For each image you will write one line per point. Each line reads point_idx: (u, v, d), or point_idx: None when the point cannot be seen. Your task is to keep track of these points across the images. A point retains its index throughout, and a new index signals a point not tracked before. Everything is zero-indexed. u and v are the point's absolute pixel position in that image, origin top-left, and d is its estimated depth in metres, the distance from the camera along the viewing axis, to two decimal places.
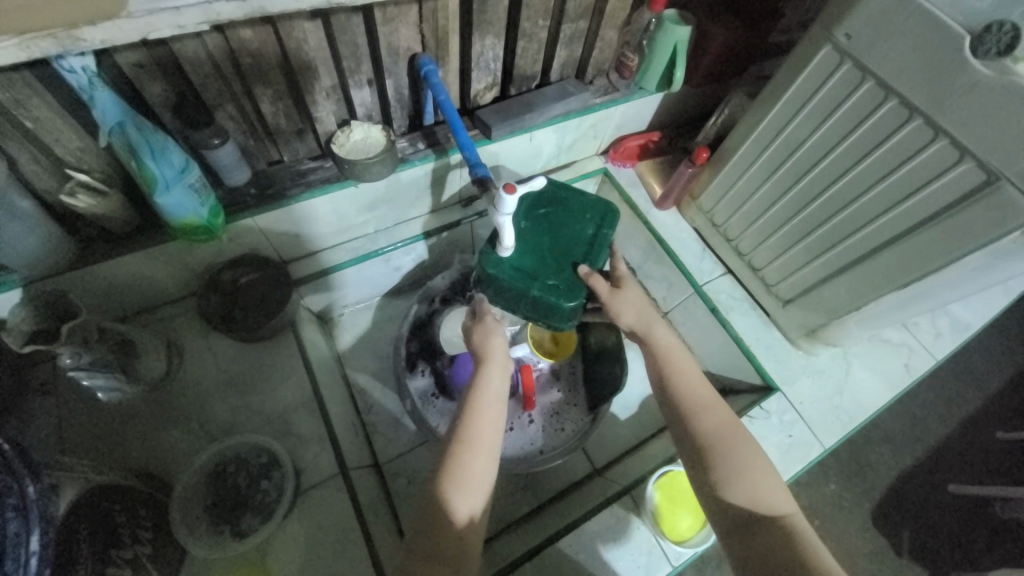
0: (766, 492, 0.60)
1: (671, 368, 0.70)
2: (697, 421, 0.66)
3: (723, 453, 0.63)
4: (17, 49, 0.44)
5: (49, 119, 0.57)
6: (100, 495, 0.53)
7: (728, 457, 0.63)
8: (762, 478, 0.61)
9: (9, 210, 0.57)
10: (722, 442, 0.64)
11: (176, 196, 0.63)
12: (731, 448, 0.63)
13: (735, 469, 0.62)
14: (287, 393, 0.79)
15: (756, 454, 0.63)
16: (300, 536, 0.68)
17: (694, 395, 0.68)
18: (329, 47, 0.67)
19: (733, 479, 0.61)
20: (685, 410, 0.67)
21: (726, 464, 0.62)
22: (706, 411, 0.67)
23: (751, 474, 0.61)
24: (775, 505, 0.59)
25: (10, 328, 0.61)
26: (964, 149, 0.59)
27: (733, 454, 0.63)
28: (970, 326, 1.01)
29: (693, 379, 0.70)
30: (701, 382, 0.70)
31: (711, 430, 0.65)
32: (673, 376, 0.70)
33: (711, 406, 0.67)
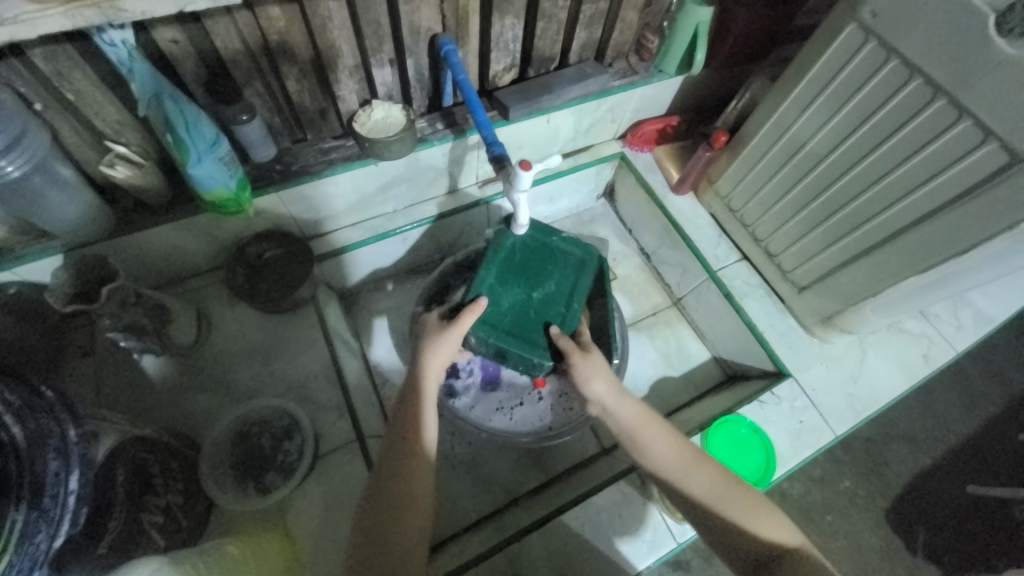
0: (770, 527, 0.61)
1: (641, 437, 0.67)
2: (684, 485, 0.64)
3: (721, 507, 0.62)
4: (64, 19, 0.46)
5: (90, 93, 0.60)
6: (135, 445, 0.57)
7: (726, 509, 0.62)
8: (763, 517, 0.61)
9: (54, 178, 0.60)
10: (716, 496, 0.63)
11: (207, 169, 0.66)
12: (726, 501, 0.62)
13: (737, 519, 0.61)
14: (307, 363, 0.83)
15: (750, 495, 0.64)
16: (319, 496, 0.71)
17: (673, 457, 0.66)
18: (352, 25, 0.69)
19: (741, 529, 0.60)
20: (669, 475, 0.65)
21: (727, 516, 0.61)
22: (688, 469, 0.65)
23: (752, 517, 0.61)
24: (783, 535, 0.60)
25: (52, 286, 0.66)
26: (988, 130, 0.58)
27: (728, 506, 0.62)
28: (993, 319, 0.99)
29: (665, 439, 0.67)
30: (673, 438, 0.67)
31: (702, 489, 0.63)
32: (646, 443, 0.67)
33: (693, 463, 0.65)
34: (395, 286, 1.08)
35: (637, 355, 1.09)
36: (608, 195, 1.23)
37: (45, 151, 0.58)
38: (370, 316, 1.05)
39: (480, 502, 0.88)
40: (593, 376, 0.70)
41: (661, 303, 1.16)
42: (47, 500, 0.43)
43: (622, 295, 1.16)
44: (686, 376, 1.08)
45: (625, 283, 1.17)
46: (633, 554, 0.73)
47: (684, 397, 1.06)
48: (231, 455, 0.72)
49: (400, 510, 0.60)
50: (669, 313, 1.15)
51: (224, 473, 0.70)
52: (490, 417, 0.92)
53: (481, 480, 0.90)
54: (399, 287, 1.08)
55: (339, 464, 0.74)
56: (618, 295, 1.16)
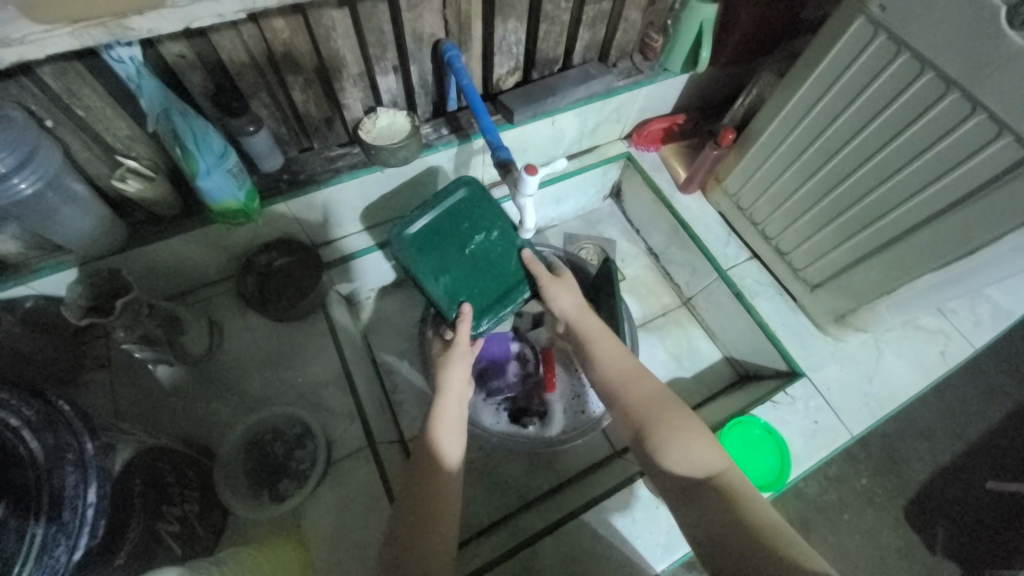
0: (694, 450, 0.61)
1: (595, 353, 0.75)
2: (622, 396, 0.69)
3: (652, 421, 0.65)
4: (71, 38, 0.47)
5: (100, 109, 0.61)
6: (150, 455, 0.57)
7: (656, 422, 0.65)
8: (691, 438, 0.62)
9: (67, 194, 0.61)
10: (651, 411, 0.66)
11: (216, 181, 0.66)
12: (659, 414, 0.65)
13: (663, 433, 0.64)
14: (318, 370, 0.83)
15: (687, 420, 0.65)
16: (332, 502, 0.71)
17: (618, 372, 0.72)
18: (356, 34, 0.69)
19: (664, 444, 0.63)
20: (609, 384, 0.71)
21: (657, 429, 0.64)
22: (631, 385, 0.70)
23: (680, 435, 0.63)
24: (708, 462, 0.60)
25: (68, 300, 0.67)
26: (1003, 123, 0.57)
27: (659, 421, 0.65)
28: (1012, 313, 0.97)
29: (617, 355, 0.74)
30: (625, 358, 0.74)
31: (639, 402, 0.68)
32: (598, 357, 0.75)
33: (637, 381, 0.70)
34: (404, 291, 1.08)
35: (647, 357, 1.08)
36: (615, 195, 1.22)
37: (57, 168, 0.59)
38: (378, 321, 1.05)
39: (491, 507, 0.88)
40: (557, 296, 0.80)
41: (670, 303, 1.15)
42: (66, 513, 0.44)
43: (631, 297, 1.15)
44: (697, 376, 1.07)
45: (634, 283, 1.17)
46: (648, 556, 0.72)
47: (696, 399, 1.05)
48: (245, 463, 0.72)
49: (404, 499, 0.61)
50: (678, 313, 1.14)
51: (239, 481, 0.71)
52: (501, 424, 0.92)
53: (493, 485, 0.90)
54: (406, 292, 1.08)
55: (350, 471, 0.74)
56: (626, 296, 1.15)
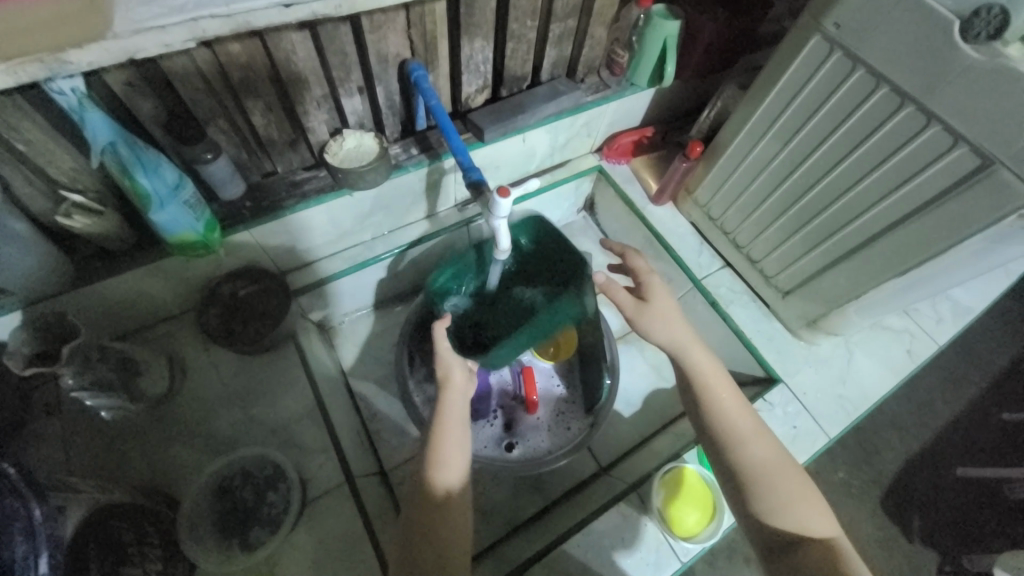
0: (811, 518, 0.59)
1: (710, 399, 0.67)
2: (741, 451, 0.64)
3: (772, 483, 0.61)
4: (3, 75, 0.43)
5: (40, 141, 0.57)
6: (105, 514, 0.53)
7: (776, 485, 0.61)
8: (809, 505, 0.60)
9: (7, 234, 0.57)
10: (765, 470, 0.62)
11: (171, 213, 0.63)
12: (782, 472, 0.62)
13: (781, 492, 0.61)
14: (291, 404, 0.80)
15: (799, 484, 0.61)
16: (308, 545, 0.68)
17: (737, 422, 0.66)
18: (318, 56, 0.67)
19: (777, 506, 0.59)
20: (729, 438, 0.65)
21: (775, 489, 0.61)
22: (753, 439, 0.65)
23: (795, 497, 0.60)
24: (819, 527, 0.58)
25: (10, 349, 0.62)
26: (956, 134, 0.59)
27: (780, 483, 0.61)
28: (970, 309, 1.01)
29: (734, 402, 0.67)
30: (741, 407, 0.67)
31: (760, 461, 0.63)
32: (713, 403, 0.67)
33: (757, 434, 0.65)
34: (378, 312, 1.05)
35: (627, 368, 1.04)
36: (588, 207, 1.22)
37: None
38: (350, 345, 1.01)
39: (477, 534, 0.85)
40: (659, 323, 0.72)
41: None
42: None
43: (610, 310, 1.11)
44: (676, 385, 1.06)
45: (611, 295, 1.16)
46: None
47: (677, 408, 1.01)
48: (213, 509, 0.68)
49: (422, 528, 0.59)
50: None
51: (208, 532, 0.66)
52: (484, 450, 0.89)
53: (478, 511, 0.87)
54: (380, 315, 1.05)
55: (327, 508, 0.71)
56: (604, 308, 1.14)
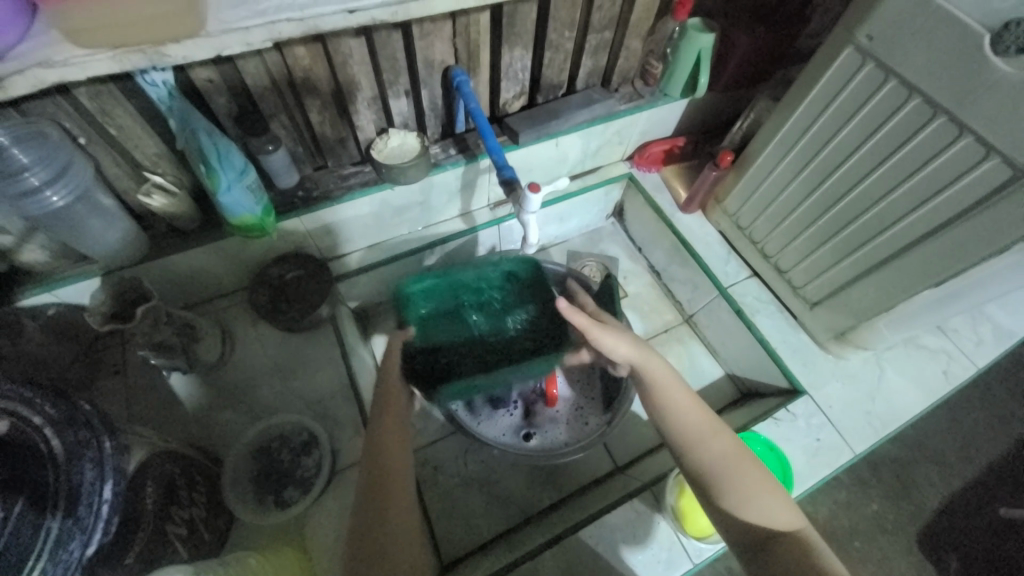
0: (775, 509, 0.59)
1: (664, 407, 0.68)
2: (700, 454, 0.63)
3: (734, 481, 0.61)
4: (111, 62, 0.52)
5: (131, 127, 0.65)
6: (162, 457, 0.59)
7: (737, 481, 0.61)
8: (771, 496, 0.60)
9: (96, 207, 0.66)
10: (725, 470, 0.61)
11: (235, 196, 0.70)
12: (741, 469, 0.61)
13: (741, 490, 0.60)
14: (326, 381, 0.85)
15: (760, 475, 0.61)
16: (335, 511, 0.72)
17: (690, 424, 0.66)
18: (371, 60, 0.73)
19: (742, 506, 0.59)
20: (682, 443, 0.65)
21: (736, 487, 0.60)
22: (704, 442, 0.64)
23: (756, 494, 0.60)
24: (784, 519, 0.58)
25: (92, 307, 0.71)
26: (989, 145, 0.59)
27: (740, 479, 0.61)
28: (1014, 333, 0.97)
29: (685, 405, 0.68)
30: (696, 409, 0.67)
31: (718, 461, 0.62)
32: (669, 412, 0.67)
33: (712, 433, 0.65)
34: None
35: None
36: (617, 214, 1.24)
37: (88, 182, 0.63)
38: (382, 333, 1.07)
39: (492, 521, 0.88)
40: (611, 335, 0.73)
41: (673, 320, 1.15)
42: (81, 509, 0.46)
43: (635, 314, 1.15)
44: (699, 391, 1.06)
45: (635, 300, 1.17)
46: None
47: None
48: (251, 469, 0.74)
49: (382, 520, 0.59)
50: (681, 330, 1.13)
51: (246, 488, 0.72)
52: (503, 439, 0.92)
53: (494, 499, 0.90)
54: None
55: (353, 479, 0.75)
56: (628, 313, 1.15)
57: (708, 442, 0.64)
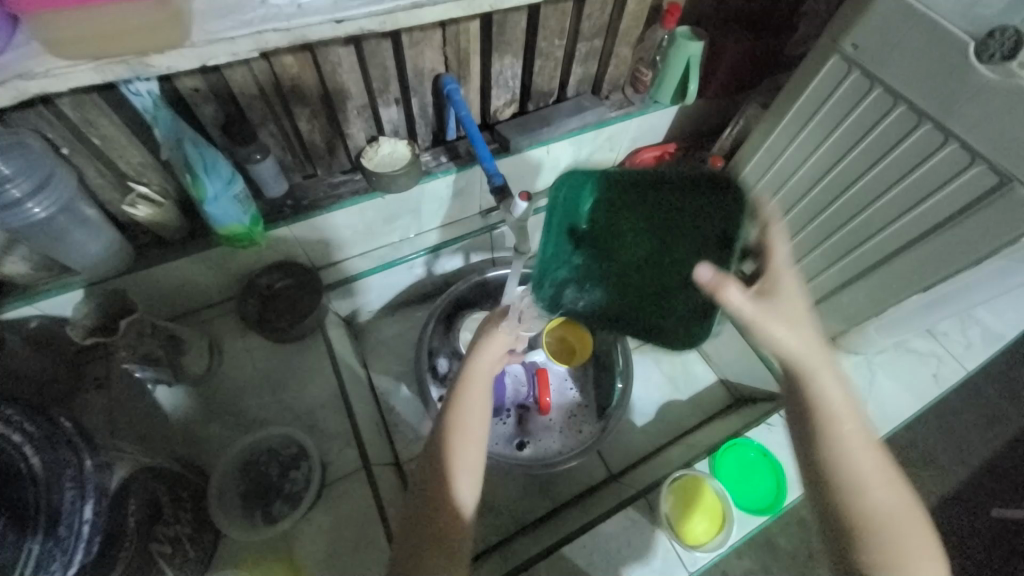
0: None
1: (829, 430, 0.55)
2: (862, 498, 0.53)
3: (899, 543, 0.51)
4: (93, 73, 0.51)
5: (115, 137, 0.64)
6: (147, 474, 0.58)
7: (905, 544, 0.51)
8: (936, 568, 0.51)
9: (78, 218, 0.64)
10: (894, 528, 0.51)
11: (221, 206, 0.69)
12: (908, 526, 0.52)
13: (911, 553, 0.50)
14: (316, 392, 0.84)
15: (930, 544, 0.51)
16: (325, 525, 0.71)
17: (862, 462, 0.54)
18: (361, 69, 0.73)
19: (909, 573, 0.50)
20: (845, 466, 0.54)
21: (900, 543, 0.51)
22: (879, 481, 0.54)
23: (919, 554, 0.51)
24: None
25: (74, 319, 0.72)
26: (974, 152, 0.60)
27: (908, 542, 0.51)
28: (1002, 336, 0.98)
29: (866, 439, 0.55)
30: (873, 447, 0.55)
31: (882, 506, 0.52)
32: (834, 437, 0.55)
33: (884, 479, 0.54)
34: (402, 313, 1.09)
35: (642, 379, 1.05)
36: None
37: (71, 193, 0.62)
38: (374, 343, 1.06)
39: (485, 532, 0.86)
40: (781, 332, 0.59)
41: None
42: (62, 530, 0.45)
43: None
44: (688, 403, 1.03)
45: None
46: None
47: (690, 422, 1.01)
48: (238, 483, 0.73)
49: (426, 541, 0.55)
50: None
51: (233, 503, 0.70)
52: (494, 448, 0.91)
53: (487, 509, 0.89)
54: (403, 314, 1.10)
55: (344, 492, 0.74)
56: None
57: (873, 487, 0.53)
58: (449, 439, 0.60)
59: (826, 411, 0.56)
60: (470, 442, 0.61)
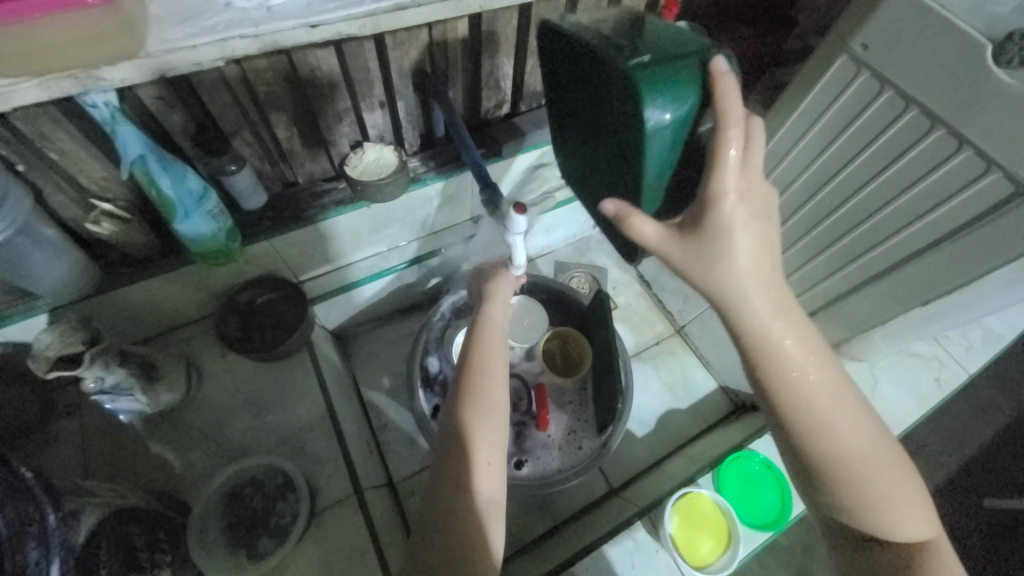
0: (910, 518, 0.51)
1: (781, 378, 0.50)
2: (824, 441, 0.50)
3: (863, 480, 0.50)
4: (38, 90, 0.45)
5: (74, 152, 0.59)
6: (119, 518, 0.54)
7: (868, 480, 0.50)
8: (906, 500, 0.51)
9: (38, 239, 0.59)
10: (860, 468, 0.50)
11: (194, 223, 0.64)
12: (873, 467, 0.50)
13: (874, 491, 0.50)
14: (303, 413, 0.80)
15: (898, 480, 0.51)
16: (315, 557, 0.67)
17: (816, 405, 0.50)
18: (342, 72, 0.68)
19: (874, 509, 0.50)
20: (802, 418, 0.50)
21: (864, 487, 0.50)
22: (842, 420, 0.50)
23: (888, 495, 0.50)
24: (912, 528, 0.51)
25: (36, 352, 0.63)
26: (990, 159, 0.57)
27: (871, 480, 0.50)
28: (1002, 337, 0.97)
29: (821, 378, 0.50)
30: (830, 383, 0.50)
31: (843, 448, 0.50)
32: (787, 386, 0.50)
33: (845, 411, 0.50)
34: (393, 322, 1.05)
35: (642, 388, 1.02)
36: None
37: (27, 213, 0.57)
38: (363, 354, 1.02)
39: None
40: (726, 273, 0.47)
41: (664, 331, 1.10)
42: None
43: (624, 326, 1.10)
44: (689, 410, 1.00)
45: (625, 312, 1.12)
46: None
47: (692, 430, 0.98)
48: (223, 516, 0.69)
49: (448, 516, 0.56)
50: (672, 341, 1.09)
51: (216, 538, 0.67)
52: None
53: None
54: (393, 324, 1.05)
55: (335, 520, 0.71)
56: (618, 325, 1.10)
57: (837, 421, 0.50)
58: (469, 390, 0.63)
59: (782, 364, 0.49)
60: (492, 386, 0.64)
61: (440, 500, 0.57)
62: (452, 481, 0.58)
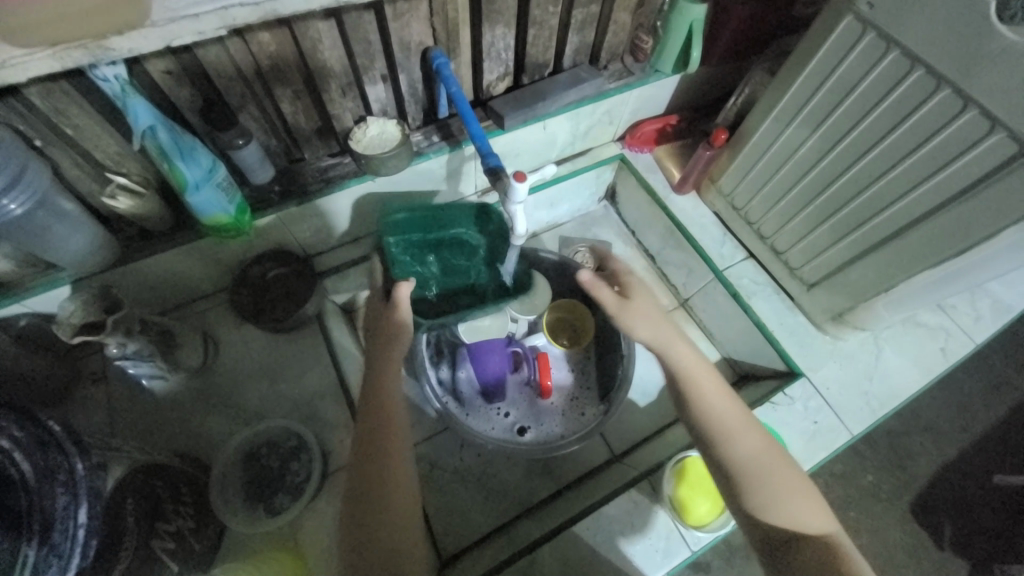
0: (806, 513, 0.58)
1: (694, 391, 0.66)
2: (729, 446, 0.62)
3: (762, 478, 0.60)
4: (51, 60, 0.47)
5: (87, 127, 0.61)
6: (144, 471, 0.57)
7: (767, 479, 0.60)
8: (802, 497, 0.59)
9: (58, 212, 0.61)
10: (762, 468, 0.60)
11: (205, 195, 0.66)
12: (770, 467, 0.61)
13: (771, 488, 0.59)
14: (314, 381, 0.83)
15: (792, 475, 0.61)
16: (329, 513, 0.71)
17: (723, 416, 0.64)
18: (343, 44, 0.69)
19: (773, 503, 0.58)
20: (714, 433, 0.63)
21: (764, 483, 0.60)
22: (743, 435, 0.63)
23: (785, 492, 0.59)
24: (812, 523, 0.57)
25: (62, 319, 0.67)
26: (995, 118, 0.56)
27: (771, 477, 0.60)
28: (1013, 307, 0.96)
29: (724, 400, 0.66)
30: (731, 403, 0.66)
31: (748, 456, 0.62)
32: (702, 399, 0.66)
33: (746, 426, 0.64)
34: None
35: (643, 359, 1.03)
36: (609, 197, 1.21)
37: (46, 186, 0.58)
38: None
39: (489, 514, 0.87)
40: (642, 318, 0.73)
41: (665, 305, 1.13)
42: (56, 535, 0.44)
43: None
44: None
45: None
46: (649, 563, 0.72)
47: None
48: (241, 476, 0.73)
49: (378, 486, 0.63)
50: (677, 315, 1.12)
51: (235, 496, 0.71)
52: (504, 435, 0.93)
53: (490, 491, 0.89)
54: None
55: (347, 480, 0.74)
56: None
57: (736, 432, 0.63)
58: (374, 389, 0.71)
59: (690, 382, 0.67)
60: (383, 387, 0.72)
61: (373, 471, 0.64)
62: (376, 452, 0.66)
